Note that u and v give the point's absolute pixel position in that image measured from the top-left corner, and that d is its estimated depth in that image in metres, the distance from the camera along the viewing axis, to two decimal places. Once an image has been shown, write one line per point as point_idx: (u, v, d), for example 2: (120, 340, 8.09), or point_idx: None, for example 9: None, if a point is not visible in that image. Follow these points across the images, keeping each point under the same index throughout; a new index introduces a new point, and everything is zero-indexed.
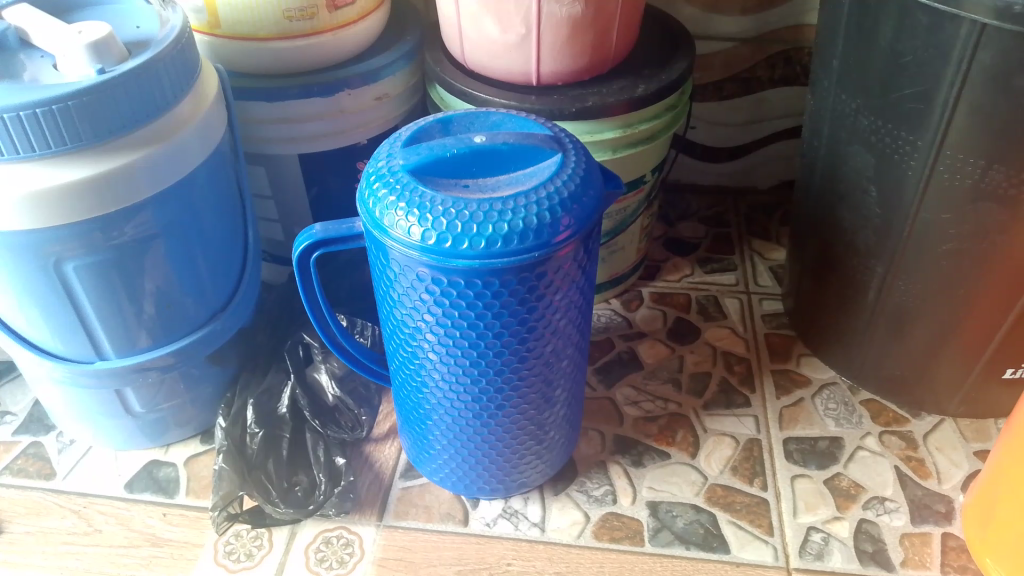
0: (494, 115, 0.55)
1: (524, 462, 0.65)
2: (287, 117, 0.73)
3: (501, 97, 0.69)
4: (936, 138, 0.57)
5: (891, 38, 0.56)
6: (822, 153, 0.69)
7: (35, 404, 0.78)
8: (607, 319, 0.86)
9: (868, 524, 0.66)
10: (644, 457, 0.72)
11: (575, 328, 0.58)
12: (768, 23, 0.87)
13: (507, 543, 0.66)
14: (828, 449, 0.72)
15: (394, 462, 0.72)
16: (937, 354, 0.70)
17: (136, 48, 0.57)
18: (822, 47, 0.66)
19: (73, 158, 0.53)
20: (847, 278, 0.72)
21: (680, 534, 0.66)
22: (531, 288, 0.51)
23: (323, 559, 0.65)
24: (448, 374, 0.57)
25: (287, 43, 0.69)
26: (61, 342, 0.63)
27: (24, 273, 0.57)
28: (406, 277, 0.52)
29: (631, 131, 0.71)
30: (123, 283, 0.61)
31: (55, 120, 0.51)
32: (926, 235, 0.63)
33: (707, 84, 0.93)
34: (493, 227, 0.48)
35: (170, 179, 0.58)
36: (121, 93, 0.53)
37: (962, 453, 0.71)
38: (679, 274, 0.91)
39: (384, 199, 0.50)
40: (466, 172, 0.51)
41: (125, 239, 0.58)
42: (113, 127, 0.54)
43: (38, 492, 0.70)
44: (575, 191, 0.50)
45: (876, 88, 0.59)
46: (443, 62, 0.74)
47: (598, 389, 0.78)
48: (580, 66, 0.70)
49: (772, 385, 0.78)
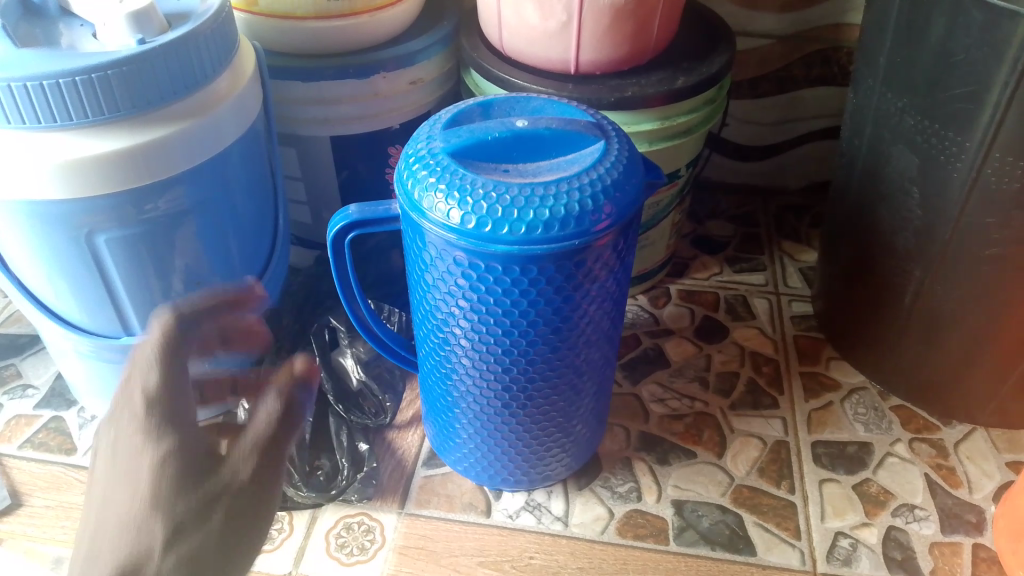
0: (536, 100, 0.54)
1: (550, 454, 0.64)
2: (322, 98, 0.72)
3: (538, 84, 0.68)
4: (985, 139, 0.56)
5: (943, 36, 0.55)
6: (863, 152, 0.68)
7: (57, 378, 0.78)
8: (634, 315, 0.85)
9: (896, 532, 0.65)
10: (670, 455, 0.71)
11: (608, 319, 0.57)
12: (809, 20, 0.86)
13: (530, 536, 0.65)
14: (857, 454, 0.71)
15: (416, 450, 0.72)
16: (971, 361, 0.69)
17: (176, 19, 0.56)
18: (867, 46, 0.65)
19: (109, 130, 0.52)
20: (883, 282, 0.71)
21: (705, 534, 0.65)
22: (569, 276, 0.50)
23: (343, 545, 0.64)
24: (478, 361, 0.56)
25: (323, 23, 0.68)
26: (87, 316, 0.63)
27: (56, 244, 0.57)
28: (443, 261, 0.51)
29: (668, 123, 0.71)
30: (153, 259, 0.60)
31: (94, 89, 0.50)
32: (968, 239, 0.61)
33: (743, 81, 0.91)
34: (535, 212, 0.47)
35: (204, 154, 0.57)
36: (160, 64, 0.53)
37: (993, 464, 0.70)
38: (708, 272, 0.90)
39: (424, 180, 0.49)
40: (507, 157, 0.50)
41: (158, 213, 0.58)
42: (150, 100, 0.53)
43: (59, 468, 0.70)
44: (618, 178, 0.49)
45: (923, 88, 0.58)
46: (480, 48, 0.74)
47: (624, 386, 0.77)
48: (619, 56, 0.69)
49: (801, 388, 0.77)
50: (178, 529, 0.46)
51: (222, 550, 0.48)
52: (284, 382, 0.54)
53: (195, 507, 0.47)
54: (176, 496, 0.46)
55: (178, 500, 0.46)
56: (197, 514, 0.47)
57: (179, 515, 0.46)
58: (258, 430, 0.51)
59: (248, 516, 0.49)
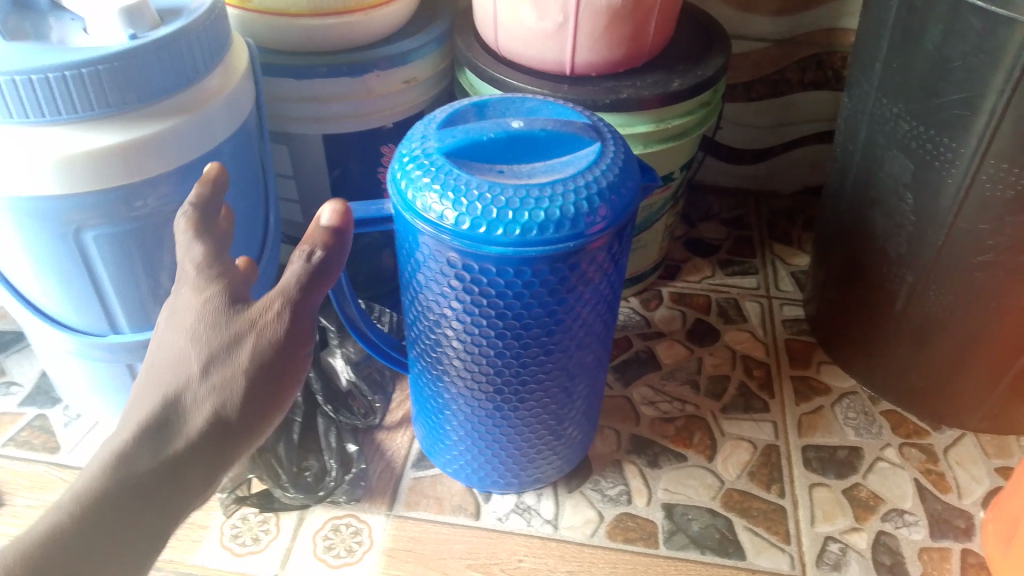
0: (531, 101, 0.54)
1: (541, 456, 0.64)
2: (315, 96, 0.71)
3: (533, 85, 0.68)
4: (980, 146, 0.56)
5: (939, 42, 0.55)
6: (857, 157, 0.68)
7: (41, 376, 0.77)
8: (626, 317, 0.84)
9: (886, 537, 0.65)
10: (660, 458, 0.71)
11: (602, 321, 0.56)
12: (804, 24, 0.86)
13: (519, 539, 0.64)
14: (847, 458, 0.71)
15: (405, 451, 0.71)
16: (961, 367, 0.69)
17: (169, 16, 0.55)
18: (863, 51, 0.65)
19: (99, 126, 0.52)
20: (875, 287, 0.71)
21: (695, 538, 0.64)
22: (563, 279, 0.50)
23: (331, 547, 0.64)
24: (470, 363, 0.56)
25: (317, 20, 0.67)
26: (74, 313, 0.62)
27: (43, 240, 0.56)
28: (436, 262, 0.51)
29: (663, 126, 0.70)
30: (142, 256, 0.59)
31: (84, 85, 0.50)
32: (961, 245, 0.61)
33: (737, 84, 0.91)
34: (530, 214, 0.46)
35: (196, 152, 0.57)
36: (152, 60, 0.52)
37: (982, 469, 0.70)
38: (699, 275, 0.90)
39: (418, 180, 0.49)
40: (502, 158, 0.50)
41: (147, 210, 0.57)
42: (141, 96, 0.52)
43: (43, 466, 0.69)
44: (614, 181, 0.49)
45: (919, 93, 0.58)
46: (474, 47, 0.73)
47: (615, 388, 0.77)
48: (615, 58, 0.69)
49: (792, 392, 0.77)
50: (212, 359, 0.44)
51: (257, 389, 0.45)
52: (318, 243, 0.46)
53: (227, 336, 0.44)
54: (211, 330, 0.44)
55: (212, 332, 0.44)
56: (224, 347, 0.44)
57: (212, 350, 0.44)
58: (285, 288, 0.45)
59: (282, 363, 0.45)
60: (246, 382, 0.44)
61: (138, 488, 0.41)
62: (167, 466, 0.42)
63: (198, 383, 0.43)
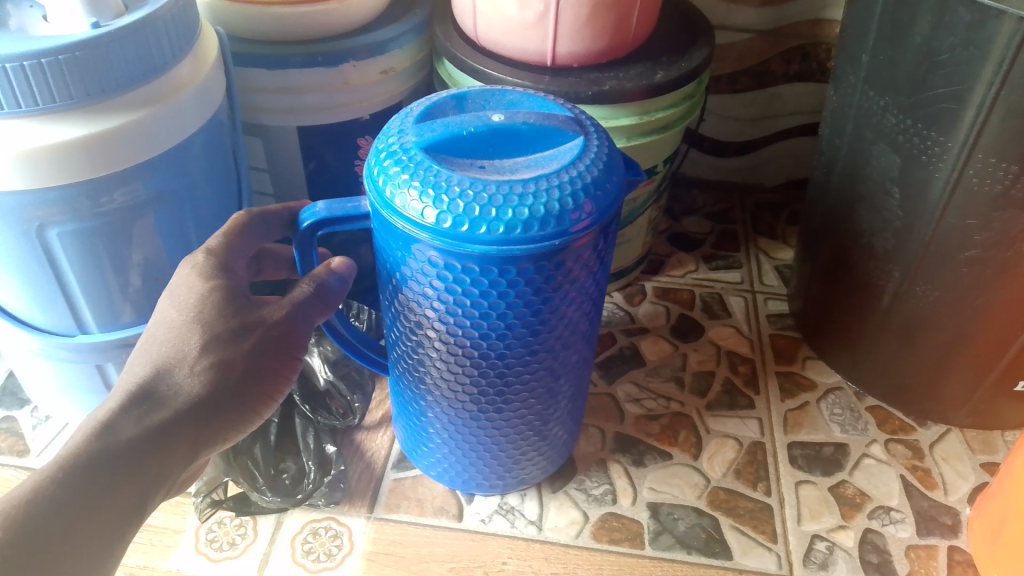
0: (511, 93, 0.52)
1: (526, 457, 0.63)
2: (290, 87, 0.69)
3: (514, 76, 0.67)
4: (968, 140, 0.55)
5: (927, 34, 0.54)
6: (843, 150, 0.67)
7: (8, 377, 0.75)
8: (610, 313, 0.83)
9: (872, 535, 0.64)
10: (646, 457, 0.70)
11: (587, 319, 0.55)
12: (788, 16, 0.85)
13: (502, 541, 0.63)
14: (833, 455, 0.70)
15: (386, 452, 0.70)
16: (947, 363, 0.68)
17: (135, 4, 0.53)
18: (849, 43, 0.64)
19: (61, 119, 0.49)
20: (861, 282, 0.70)
21: (681, 538, 0.64)
22: (548, 277, 0.49)
23: (310, 551, 0.62)
24: (453, 364, 0.54)
25: (291, 8, 0.65)
26: (39, 312, 0.60)
27: (6, 237, 0.54)
28: (416, 261, 0.49)
29: (647, 118, 0.69)
30: (110, 253, 0.57)
31: (44, 75, 0.47)
32: (949, 241, 0.61)
33: (721, 76, 0.90)
34: (514, 212, 0.45)
35: (165, 145, 0.54)
36: (117, 49, 0.50)
37: (968, 465, 0.70)
38: (683, 269, 0.89)
39: (396, 177, 0.47)
40: (483, 153, 0.48)
41: (115, 206, 0.55)
42: (106, 87, 0.50)
43: (10, 470, 0.67)
44: (598, 176, 0.47)
45: (906, 87, 0.57)
46: (454, 38, 0.71)
47: (599, 385, 0.76)
48: (597, 49, 0.67)
49: (777, 388, 0.76)
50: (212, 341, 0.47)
51: (250, 374, 0.48)
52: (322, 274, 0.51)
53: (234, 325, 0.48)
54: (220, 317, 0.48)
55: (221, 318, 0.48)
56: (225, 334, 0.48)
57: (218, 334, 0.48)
58: (290, 299, 0.50)
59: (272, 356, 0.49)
60: (240, 366, 0.48)
61: (124, 452, 0.43)
62: (153, 433, 0.45)
63: (195, 361, 0.47)
